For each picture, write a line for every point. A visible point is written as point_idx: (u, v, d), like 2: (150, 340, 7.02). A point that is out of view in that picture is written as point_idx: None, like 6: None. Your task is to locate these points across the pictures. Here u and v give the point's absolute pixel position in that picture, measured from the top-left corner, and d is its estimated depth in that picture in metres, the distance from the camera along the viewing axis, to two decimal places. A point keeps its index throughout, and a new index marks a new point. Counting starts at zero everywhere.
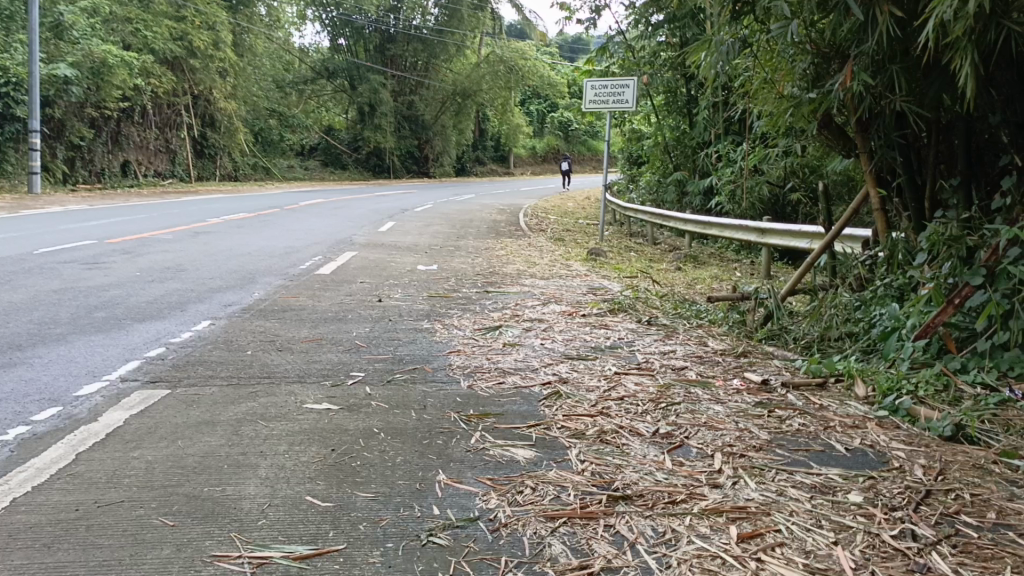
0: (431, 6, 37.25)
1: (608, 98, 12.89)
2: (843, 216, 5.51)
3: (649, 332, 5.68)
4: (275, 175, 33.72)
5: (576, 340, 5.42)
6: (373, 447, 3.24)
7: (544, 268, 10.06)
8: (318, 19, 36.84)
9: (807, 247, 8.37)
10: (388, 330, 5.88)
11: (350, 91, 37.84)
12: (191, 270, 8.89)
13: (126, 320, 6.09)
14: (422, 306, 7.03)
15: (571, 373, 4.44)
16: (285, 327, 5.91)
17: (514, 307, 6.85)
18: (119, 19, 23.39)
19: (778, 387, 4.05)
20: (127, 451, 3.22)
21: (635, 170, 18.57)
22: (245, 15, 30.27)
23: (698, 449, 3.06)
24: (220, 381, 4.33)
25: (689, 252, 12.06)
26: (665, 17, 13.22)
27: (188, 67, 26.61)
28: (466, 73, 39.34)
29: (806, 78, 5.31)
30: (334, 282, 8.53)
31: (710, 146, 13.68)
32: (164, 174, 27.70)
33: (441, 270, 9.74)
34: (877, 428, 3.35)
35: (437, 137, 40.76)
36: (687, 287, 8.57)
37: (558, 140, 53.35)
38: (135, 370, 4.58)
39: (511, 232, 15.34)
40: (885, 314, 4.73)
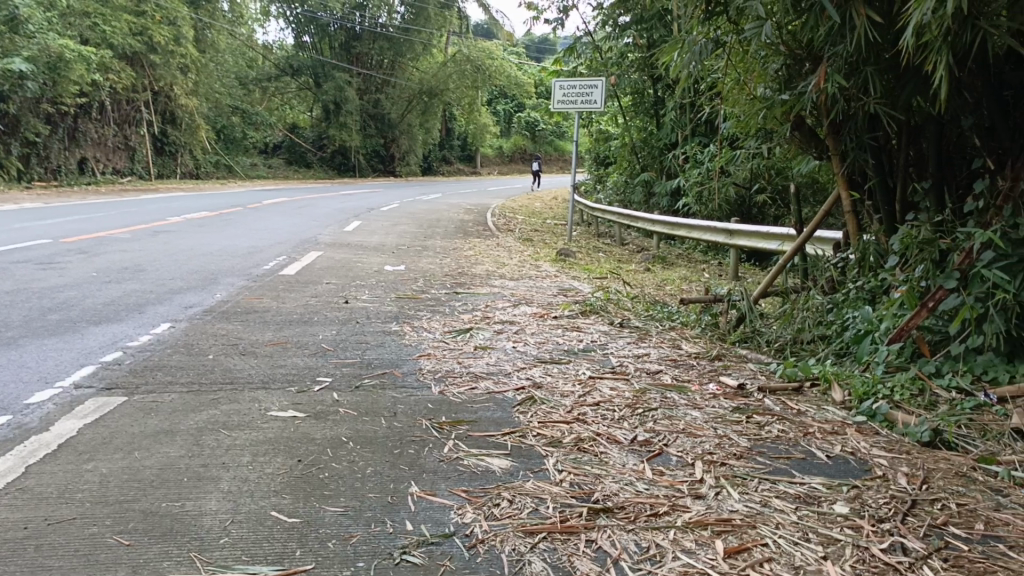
0: (397, 4, 37.01)
1: (576, 98, 12.83)
2: (815, 218, 5.48)
3: (622, 335, 5.61)
4: (238, 173, 33.20)
5: (548, 343, 5.33)
6: (342, 457, 3.11)
7: (513, 269, 9.97)
8: (282, 16, 36.32)
9: (775, 249, 8.38)
10: (356, 332, 5.73)
11: (314, 88, 37.43)
12: (150, 270, 8.64)
13: (81, 322, 5.87)
14: (390, 308, 6.89)
15: (545, 378, 4.35)
16: (248, 330, 5.74)
17: (484, 309, 6.74)
18: (77, 14, 22.84)
19: (754, 391, 3.99)
20: (80, 463, 3.05)
21: (603, 171, 18.57)
22: (206, 10, 29.77)
23: (678, 457, 2.99)
24: (180, 388, 4.16)
25: (657, 253, 12.05)
26: (633, 18, 13.22)
27: (148, 63, 26.07)
28: (433, 72, 39.13)
29: (778, 79, 5.29)
30: (299, 282, 8.35)
31: (678, 147, 13.70)
32: (123, 171, 27.09)
33: (409, 271, 9.60)
34: (856, 434, 3.30)
35: (403, 136, 40.44)
36: (657, 288, 8.53)
37: (524, 140, 53.33)
38: (91, 376, 4.38)
39: (479, 232, 15.22)
40: (858, 317, 4.70)
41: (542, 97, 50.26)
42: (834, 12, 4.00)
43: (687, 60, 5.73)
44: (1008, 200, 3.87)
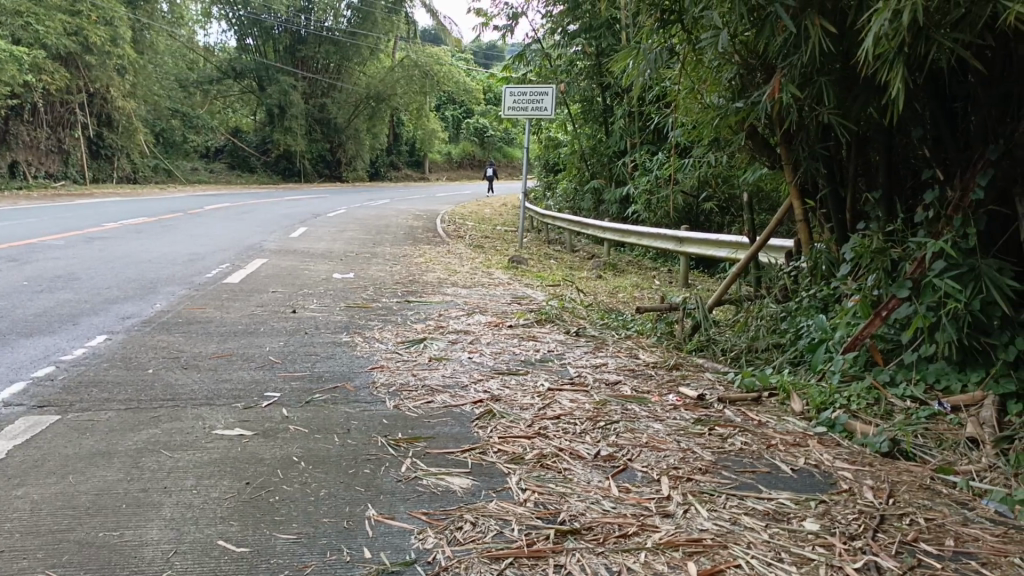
0: (343, 8, 36.62)
1: (526, 105, 12.78)
2: (768, 227, 5.49)
3: (579, 344, 5.56)
4: (178, 177, 32.45)
5: (504, 353, 5.24)
6: (292, 479, 2.97)
7: (465, 276, 9.87)
8: (224, 17, 35.49)
9: (725, 256, 8.42)
10: (305, 344, 5.56)
11: (258, 92, 36.79)
12: (85, 279, 8.31)
13: (10, 335, 5.57)
14: (340, 317, 6.72)
15: (503, 390, 4.26)
16: (190, 342, 5.51)
17: (437, 318, 6.62)
18: (8, 13, 21.99)
19: (714, 402, 3.96)
20: (9, 490, 2.85)
21: (553, 177, 18.58)
22: (145, 11, 29.02)
23: (643, 473, 2.93)
24: (118, 406, 3.95)
25: (608, 260, 12.07)
26: (582, 26, 13.24)
27: (83, 64, 25.27)
28: (380, 77, 38.74)
29: (732, 89, 5.31)
30: (245, 291, 8.11)
31: (627, 154, 13.76)
32: (56, 175, 26.22)
33: (358, 278, 9.43)
34: (818, 445, 3.29)
35: (350, 141, 39.99)
36: (610, 296, 8.51)
37: (473, 146, 53.24)
38: (21, 394, 4.13)
39: (429, 239, 15.07)
40: (812, 326, 4.70)
41: (490, 103, 50.25)
42: (790, 21, 3.98)
43: (641, 69, 5.74)
44: (958, 210, 3.87)
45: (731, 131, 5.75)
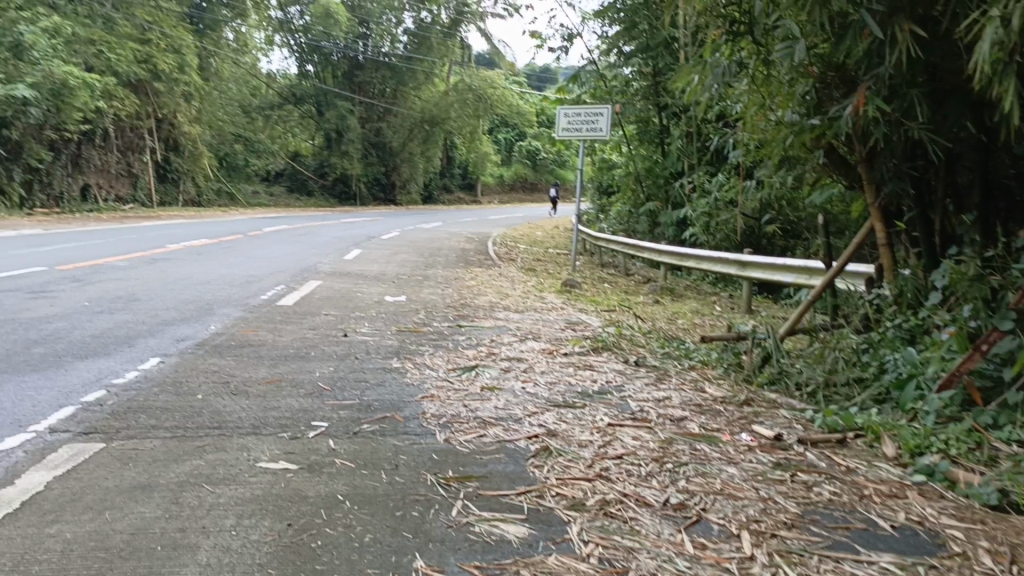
0: (400, 34, 37.20)
1: (581, 126, 12.54)
2: (846, 252, 5.16)
3: (639, 374, 5.25)
4: (240, 201, 33.06)
5: (560, 384, 4.96)
6: (337, 521, 2.74)
7: (518, 301, 9.65)
8: (286, 45, 36.52)
9: (791, 282, 7.95)
10: (354, 370, 5.36)
11: (317, 117, 37.37)
12: (144, 301, 8.30)
13: (65, 356, 5.50)
14: (391, 342, 6.51)
15: (560, 425, 3.97)
16: (241, 366, 5.36)
17: (489, 344, 6.38)
18: (82, 41, 22.62)
19: (794, 443, 3.66)
20: (43, 527, 2.66)
21: (606, 200, 18.34)
22: (211, 40, 29.79)
23: (721, 526, 2.64)
24: (164, 434, 3.77)
25: (665, 285, 11.72)
26: (637, 46, 13.04)
27: (152, 90, 25.92)
28: (435, 101, 39.02)
29: (807, 105, 5.08)
30: (298, 314, 8.00)
31: (684, 176, 13.41)
32: (125, 199, 26.86)
33: (411, 302, 9.27)
34: (919, 498, 2.97)
35: (404, 165, 40.38)
36: (669, 322, 8.18)
37: (525, 169, 53.26)
38: (68, 420, 3.98)
39: (482, 262, 14.88)
40: (898, 360, 4.38)
41: (543, 126, 50.22)
42: (878, 28, 3.80)
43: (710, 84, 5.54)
44: None
45: (805, 150, 5.50)
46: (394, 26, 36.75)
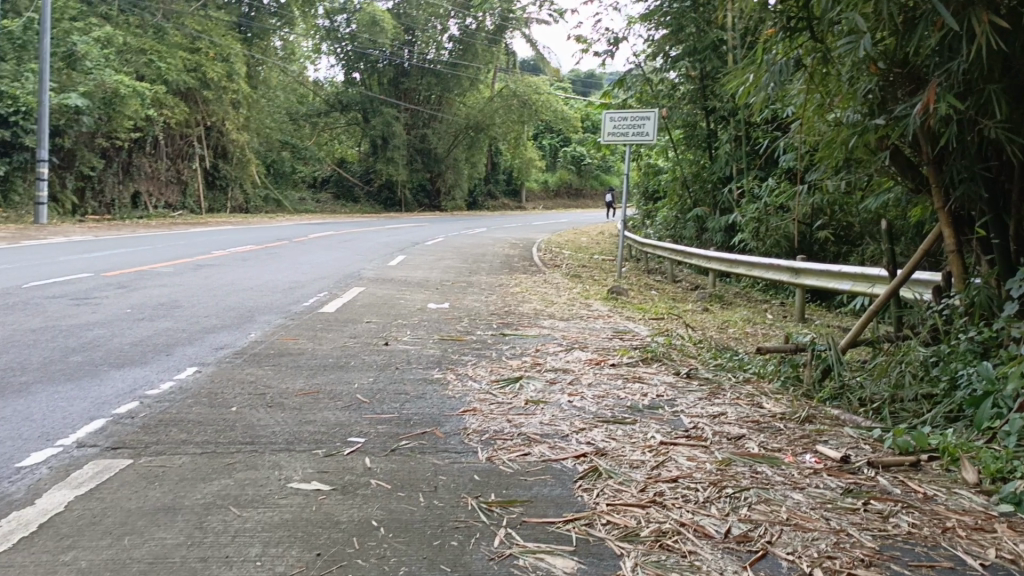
0: (445, 41, 37.28)
1: (627, 130, 12.27)
2: (912, 259, 4.84)
3: (691, 388, 5.00)
4: (286, 207, 33.41)
5: (608, 398, 4.72)
6: (370, 551, 2.56)
7: (563, 308, 9.44)
8: (333, 52, 36.41)
9: (847, 290, 7.57)
10: (393, 381, 5.20)
11: (363, 124, 37.60)
12: (186, 307, 8.28)
13: (103, 365, 5.43)
14: (432, 351, 6.34)
15: (610, 443, 3.75)
16: (279, 377, 5.24)
17: (533, 354, 6.18)
18: (134, 51, 23.15)
19: (864, 466, 3.38)
20: (59, 553, 2.53)
21: (652, 205, 18.04)
22: (259, 47, 30.14)
23: (790, 562, 2.40)
24: (193, 450, 3.65)
25: (714, 292, 11.39)
26: (685, 48, 12.72)
27: (201, 99, 26.27)
28: (479, 107, 38.91)
29: (869, 104, 4.80)
30: (339, 321, 7.90)
31: (732, 181, 13.04)
32: (175, 205, 27.34)
33: (453, 309, 9.11)
34: (1009, 531, 2.67)
35: (449, 171, 40.52)
36: (719, 331, 7.89)
37: (570, 175, 52.97)
38: (97, 433, 3.89)
39: (526, 268, 14.69)
40: (973, 375, 4.12)
41: (588, 132, 49.84)
42: (952, 19, 3.54)
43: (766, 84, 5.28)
44: None
45: (868, 152, 5.21)
46: (439, 33, 36.83)
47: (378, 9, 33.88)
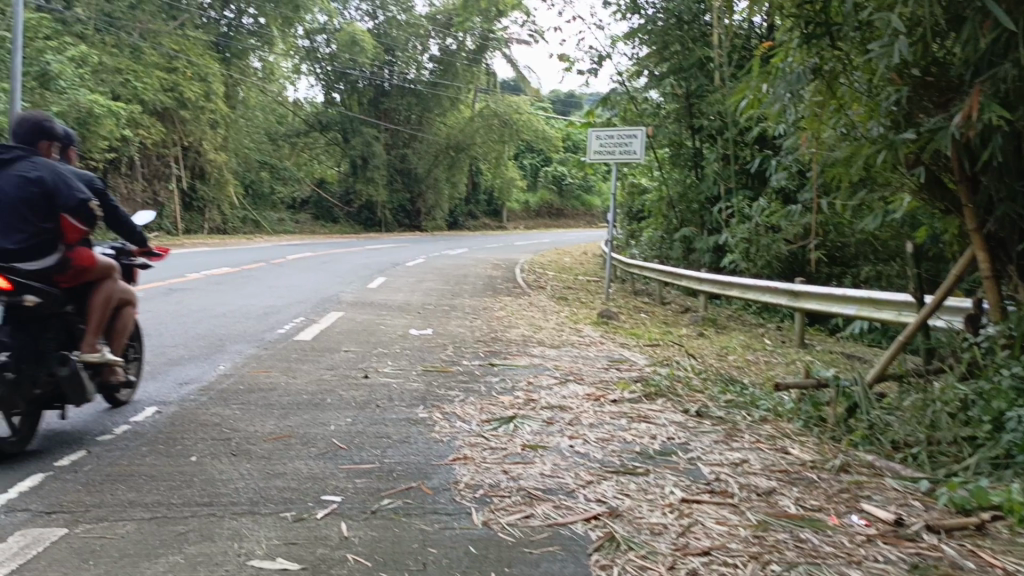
0: (425, 60, 36.92)
1: (614, 149, 11.85)
2: (943, 286, 4.39)
3: (703, 429, 4.52)
4: (264, 228, 32.77)
5: (614, 441, 4.23)
6: None
7: (552, 334, 8.94)
8: (312, 73, 35.99)
9: (852, 314, 7.04)
10: (374, 422, 4.67)
11: (343, 144, 37.12)
12: (150, 336, 7.71)
13: None
14: (415, 386, 5.80)
15: (624, 501, 3.24)
16: (245, 418, 4.70)
17: (526, 388, 5.68)
18: (109, 70, 22.66)
19: (922, 530, 2.91)
20: None
21: (636, 225, 17.67)
22: (238, 67, 29.73)
23: None
24: (140, 514, 3.13)
25: (707, 315, 10.95)
26: (670, 66, 12.46)
27: (178, 118, 25.69)
28: (459, 126, 38.50)
29: (893, 117, 4.49)
30: (315, 350, 7.35)
31: (720, 201, 12.62)
32: (150, 227, 26.56)
33: (437, 335, 8.59)
34: None
35: (430, 191, 40.05)
36: (720, 359, 7.42)
37: (551, 195, 52.67)
38: (30, 493, 3.35)
39: (511, 289, 14.22)
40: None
41: (568, 151, 49.56)
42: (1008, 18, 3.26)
43: (778, 97, 4.90)
44: None
45: (891, 169, 4.86)
46: (419, 53, 36.50)
47: (358, 29, 33.48)
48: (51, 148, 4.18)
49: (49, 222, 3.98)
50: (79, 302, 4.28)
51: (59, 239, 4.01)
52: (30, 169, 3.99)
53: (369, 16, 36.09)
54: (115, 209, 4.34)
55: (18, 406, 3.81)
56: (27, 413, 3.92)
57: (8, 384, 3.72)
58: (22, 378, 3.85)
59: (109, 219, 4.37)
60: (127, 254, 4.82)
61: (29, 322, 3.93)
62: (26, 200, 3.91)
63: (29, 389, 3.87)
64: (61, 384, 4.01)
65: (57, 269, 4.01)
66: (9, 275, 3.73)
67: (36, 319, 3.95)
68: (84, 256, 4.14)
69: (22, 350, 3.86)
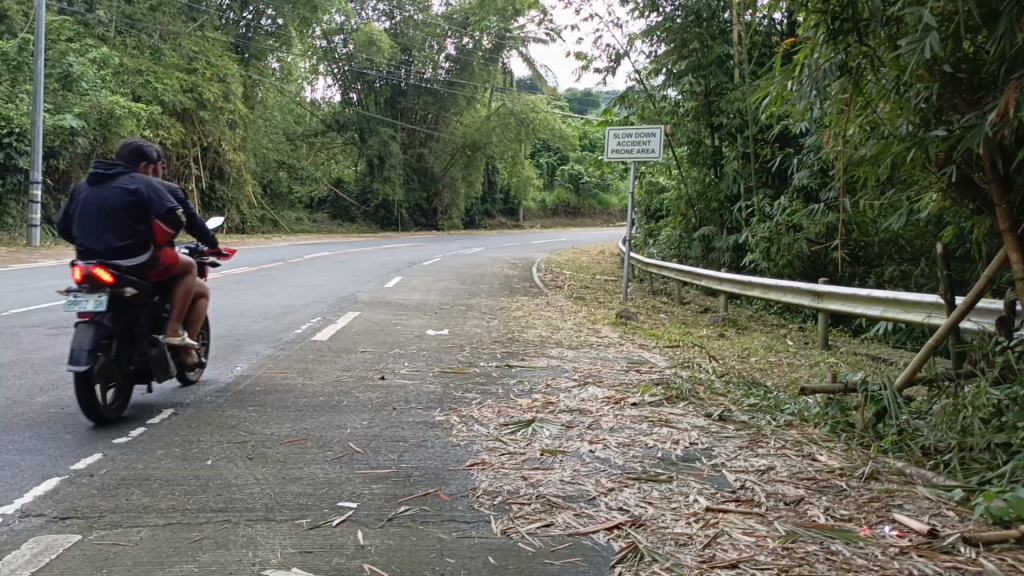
0: (442, 60, 36.87)
1: (632, 148, 11.73)
2: (974, 289, 4.25)
3: (727, 434, 4.42)
4: (282, 228, 32.87)
5: (635, 446, 4.14)
6: None
7: (570, 334, 8.85)
8: (330, 73, 36.06)
9: (877, 315, 6.88)
10: (391, 425, 4.61)
11: (360, 144, 37.14)
12: None
13: (68, 408, 4.84)
14: (433, 387, 5.74)
15: (646, 510, 3.16)
16: (261, 421, 4.65)
17: (544, 390, 5.60)
18: (130, 72, 22.83)
19: (957, 543, 2.80)
20: None
21: (654, 224, 17.54)
22: (256, 68, 29.81)
23: None
24: (155, 520, 3.08)
25: (726, 315, 10.82)
26: (688, 64, 12.31)
27: (198, 119, 25.79)
28: (476, 125, 38.42)
29: (921, 115, 4.43)
30: (332, 351, 7.31)
31: (740, 200, 12.48)
32: None
33: (454, 336, 8.52)
34: None
35: (446, 190, 40.05)
36: (742, 361, 7.30)
37: (567, 194, 52.51)
38: (45, 498, 3.31)
39: (528, 289, 14.14)
40: None
41: (585, 150, 49.37)
42: None
43: (801, 95, 4.75)
44: None
45: (919, 167, 4.80)
46: (436, 52, 36.45)
47: (375, 29, 33.48)
48: (146, 165, 4.81)
49: (142, 226, 4.62)
50: (165, 294, 5.01)
51: (151, 241, 4.69)
52: (128, 180, 4.64)
53: (386, 16, 36.09)
54: (196, 217, 4.92)
55: (115, 378, 4.58)
56: (122, 385, 4.69)
57: (107, 360, 4.49)
58: (117, 355, 4.62)
59: (192, 225, 4.99)
60: (200, 254, 5.34)
61: (124, 309, 4.68)
62: (124, 208, 4.57)
63: (123, 364, 4.64)
64: (150, 361, 4.77)
65: (148, 266, 4.71)
66: (110, 271, 4.46)
67: (130, 308, 4.70)
68: (170, 255, 4.82)
69: (119, 331, 4.63)
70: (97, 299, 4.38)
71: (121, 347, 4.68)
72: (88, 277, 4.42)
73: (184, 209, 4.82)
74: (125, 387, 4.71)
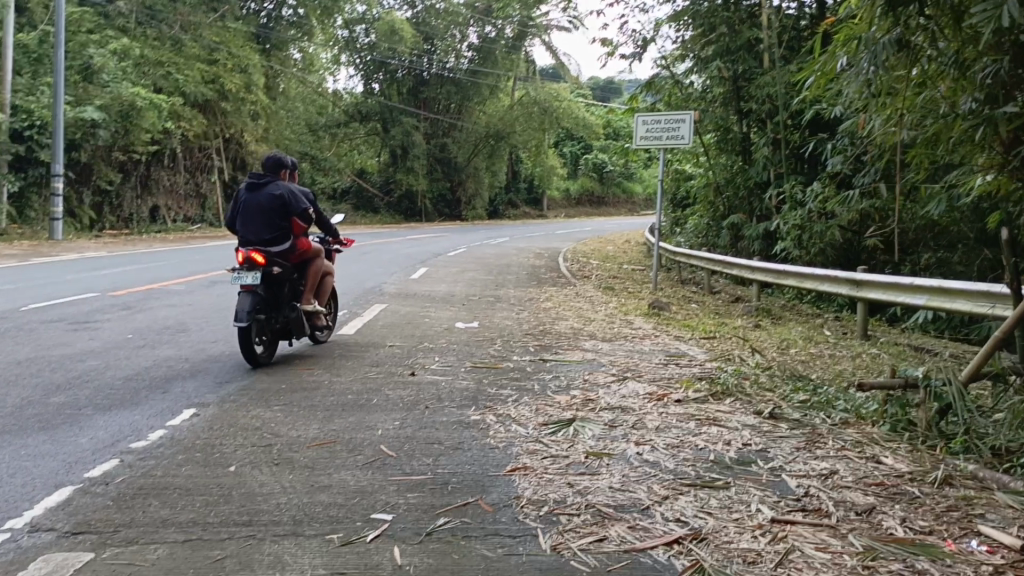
0: (464, 49, 36.43)
1: (662, 134, 11.38)
2: None
3: (781, 433, 4.15)
4: None
5: (684, 448, 3.89)
6: None
7: (603, 326, 8.60)
8: (352, 63, 35.84)
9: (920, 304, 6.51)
10: (423, 426, 4.39)
11: (382, 134, 36.93)
12: (194, 331, 7.56)
13: (89, 408, 4.69)
14: (465, 384, 5.52)
15: (707, 521, 2.91)
16: (289, 421, 4.45)
17: (583, 386, 5.36)
18: (150, 63, 22.77)
19: None
20: None
21: (682, 212, 17.17)
22: (278, 58, 29.62)
23: None
24: (175, 535, 2.89)
25: (761, 305, 10.51)
26: (717, 48, 11.89)
27: (219, 110, 25.51)
28: (500, 114, 38.03)
29: (987, 92, 4.21)
30: (360, 345, 7.12)
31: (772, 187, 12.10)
32: (194, 219, 26.70)
33: (484, 329, 8.29)
34: None
35: (469, 179, 39.76)
36: (783, 352, 7.02)
37: (592, 182, 51.92)
38: (58, 510, 3.12)
39: (555, 279, 13.89)
40: None
41: (609, 138, 48.76)
42: None
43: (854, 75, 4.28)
44: None
45: (980, 145, 4.61)
46: (458, 41, 35.95)
47: (398, 18, 33.22)
48: (284, 173, 5.96)
49: (285, 221, 5.81)
50: (302, 272, 6.18)
51: (290, 232, 5.87)
52: (275, 187, 5.81)
53: (408, 5, 35.79)
54: (324, 215, 6.06)
55: (263, 334, 5.81)
56: (270, 339, 5.93)
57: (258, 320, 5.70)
58: (266, 317, 5.84)
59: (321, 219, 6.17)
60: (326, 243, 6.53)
61: (271, 283, 5.87)
62: (273, 208, 5.74)
63: (270, 324, 5.87)
64: (290, 323, 5.98)
65: (289, 252, 5.90)
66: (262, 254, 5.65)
67: (277, 281, 5.89)
68: (305, 244, 5.99)
69: (268, 299, 5.83)
70: (254, 275, 5.56)
71: (269, 311, 5.88)
72: (247, 259, 5.63)
73: (316, 208, 5.98)
74: (271, 342, 5.93)
